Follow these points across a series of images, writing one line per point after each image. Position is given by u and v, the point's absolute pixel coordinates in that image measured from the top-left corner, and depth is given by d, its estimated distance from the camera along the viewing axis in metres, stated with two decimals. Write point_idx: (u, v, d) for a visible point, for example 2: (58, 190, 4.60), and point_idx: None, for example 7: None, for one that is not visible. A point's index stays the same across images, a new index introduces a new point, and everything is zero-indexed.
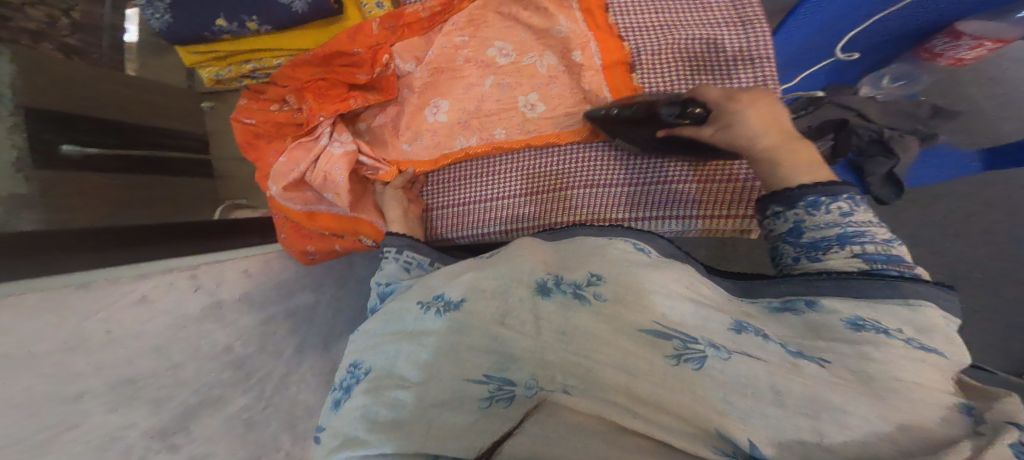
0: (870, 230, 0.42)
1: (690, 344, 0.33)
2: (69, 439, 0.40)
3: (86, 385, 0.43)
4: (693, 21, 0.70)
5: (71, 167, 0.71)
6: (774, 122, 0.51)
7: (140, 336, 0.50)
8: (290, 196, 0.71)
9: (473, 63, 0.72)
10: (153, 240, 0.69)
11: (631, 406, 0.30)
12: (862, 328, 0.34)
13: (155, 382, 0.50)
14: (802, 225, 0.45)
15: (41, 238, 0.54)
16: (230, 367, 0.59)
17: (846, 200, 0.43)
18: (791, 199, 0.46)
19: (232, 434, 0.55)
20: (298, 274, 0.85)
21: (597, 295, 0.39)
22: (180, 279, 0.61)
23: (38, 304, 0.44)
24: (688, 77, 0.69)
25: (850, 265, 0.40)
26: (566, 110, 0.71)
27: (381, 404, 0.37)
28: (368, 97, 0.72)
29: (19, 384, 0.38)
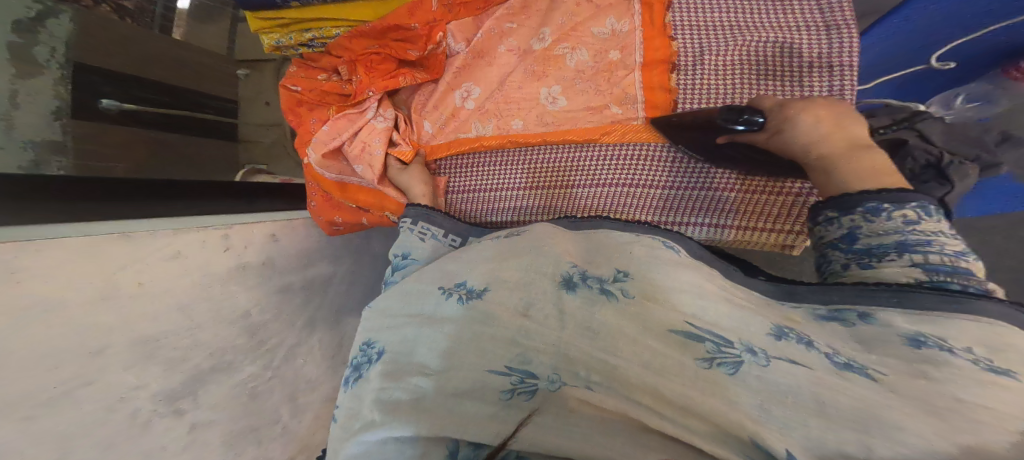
0: (942, 241, 0.36)
1: (723, 347, 0.31)
2: (82, 396, 0.40)
3: (110, 340, 0.43)
4: (765, 21, 0.60)
5: (113, 120, 0.77)
6: (841, 128, 0.46)
7: (169, 292, 0.50)
8: (327, 164, 0.71)
9: (515, 53, 0.66)
10: (191, 193, 0.70)
11: (659, 408, 0.28)
12: (920, 346, 0.29)
13: (174, 342, 0.50)
14: (858, 232, 0.40)
15: (69, 183, 0.56)
16: (244, 334, 0.59)
17: (915, 208, 0.38)
18: (848, 204, 0.41)
19: (236, 402, 0.55)
20: (319, 244, 0.85)
21: (624, 292, 0.39)
22: (212, 237, 0.60)
23: (82, 249, 0.44)
24: (740, 83, 0.61)
25: (904, 275, 0.35)
26: (588, 104, 0.65)
27: (401, 389, 0.36)
28: (416, 76, 0.69)
29: (45, 333, 0.38)
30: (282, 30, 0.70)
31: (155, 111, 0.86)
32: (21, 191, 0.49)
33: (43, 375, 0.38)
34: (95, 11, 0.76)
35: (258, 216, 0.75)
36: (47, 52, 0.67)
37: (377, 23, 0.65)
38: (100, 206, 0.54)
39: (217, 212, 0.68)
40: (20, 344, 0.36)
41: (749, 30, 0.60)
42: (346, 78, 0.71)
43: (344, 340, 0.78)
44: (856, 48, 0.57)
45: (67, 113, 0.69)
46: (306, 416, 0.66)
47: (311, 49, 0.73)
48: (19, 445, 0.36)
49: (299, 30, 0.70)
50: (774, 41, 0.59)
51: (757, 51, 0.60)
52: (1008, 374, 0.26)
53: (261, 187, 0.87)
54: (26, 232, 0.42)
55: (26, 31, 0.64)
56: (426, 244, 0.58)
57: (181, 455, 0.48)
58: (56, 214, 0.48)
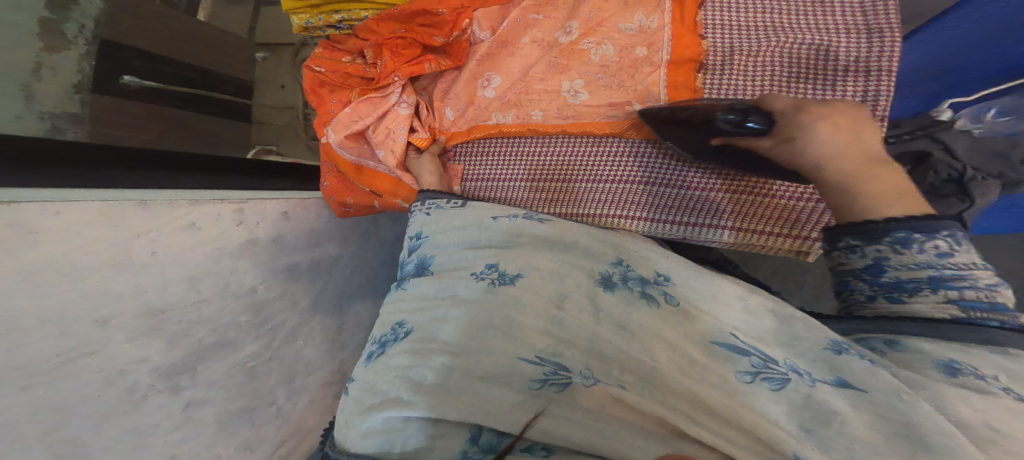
0: (975, 273, 0.32)
1: (770, 364, 0.29)
2: (83, 365, 0.39)
3: (116, 310, 0.42)
4: (809, 19, 0.55)
5: (136, 97, 0.78)
6: (857, 139, 0.42)
7: (179, 264, 0.49)
8: (347, 145, 0.71)
9: (540, 44, 0.65)
10: (214, 169, 0.70)
11: (696, 415, 0.28)
12: (954, 373, 0.27)
13: (178, 316, 0.49)
14: (887, 262, 0.35)
15: (102, 149, 0.56)
16: (248, 310, 0.59)
17: (946, 236, 0.33)
18: (875, 230, 0.36)
19: (234, 382, 0.54)
20: (329, 225, 0.84)
21: (666, 298, 0.37)
22: (226, 210, 0.60)
23: (100, 213, 0.43)
24: (772, 86, 0.56)
25: (938, 310, 0.32)
26: (611, 100, 0.63)
27: (430, 369, 0.37)
28: (441, 63, 0.69)
29: (53, 296, 0.37)
30: (314, 10, 0.71)
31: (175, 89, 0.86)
32: (61, 149, 0.51)
33: (48, 342, 0.37)
34: None
35: (271, 193, 0.74)
36: (76, 28, 0.70)
37: (404, 7, 0.66)
38: (119, 172, 0.54)
39: (233, 188, 0.67)
40: (29, 305, 0.35)
41: (788, 28, 0.56)
42: (370, 62, 0.71)
43: (344, 324, 0.78)
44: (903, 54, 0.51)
45: (87, 88, 0.70)
46: (302, 399, 0.65)
47: (338, 31, 0.75)
48: (14, 418, 0.34)
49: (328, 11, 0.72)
50: (817, 42, 0.54)
51: (795, 51, 0.55)
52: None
53: (280, 168, 0.86)
54: (46, 193, 0.41)
55: (60, 7, 0.67)
56: (434, 221, 0.56)
57: (174, 432, 0.47)
58: (78, 176, 0.48)
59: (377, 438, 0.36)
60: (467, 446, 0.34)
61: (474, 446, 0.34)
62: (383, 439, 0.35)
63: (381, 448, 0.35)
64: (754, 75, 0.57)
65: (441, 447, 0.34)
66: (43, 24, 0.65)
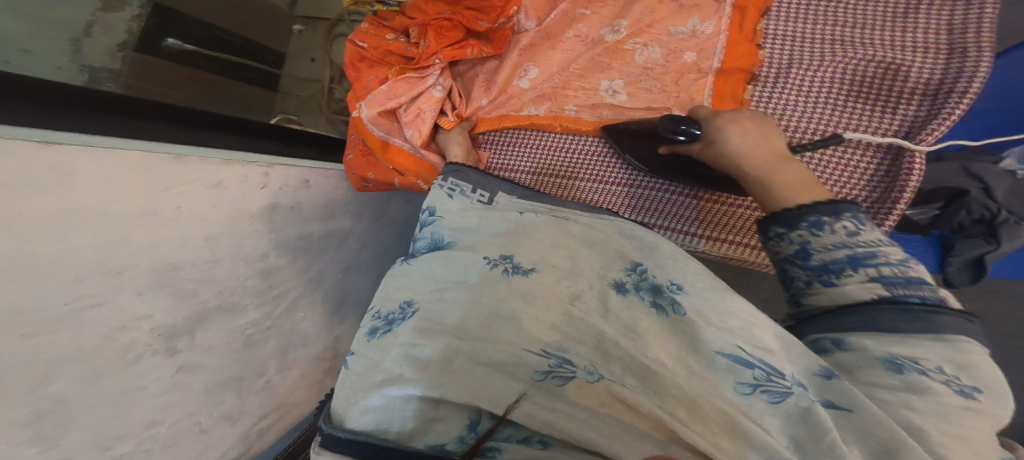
0: (884, 249, 0.33)
1: (773, 376, 0.27)
2: (88, 317, 0.37)
3: (131, 262, 0.40)
4: (873, 37, 0.53)
5: (176, 59, 0.78)
6: (770, 142, 0.45)
7: (199, 222, 0.48)
8: (378, 121, 0.70)
9: (584, 39, 0.65)
10: (247, 128, 0.69)
11: (688, 423, 0.27)
12: (900, 371, 0.28)
13: (192, 273, 0.47)
14: (810, 247, 0.35)
15: (147, 102, 0.56)
16: (257, 276, 0.58)
17: (852, 217, 0.35)
18: (792, 218, 0.37)
19: (231, 348, 0.54)
20: (346, 198, 0.83)
21: (676, 308, 0.35)
22: (252, 172, 0.58)
23: (138, 164, 0.42)
24: (826, 105, 0.55)
25: (868, 292, 0.32)
26: (650, 104, 0.61)
27: (429, 349, 0.36)
28: (483, 49, 0.67)
29: (74, 243, 0.35)
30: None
31: (214, 55, 0.88)
32: (118, 105, 0.50)
33: (59, 289, 0.34)
34: None
35: (296, 160, 0.73)
36: None
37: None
38: (159, 127, 0.52)
39: (260, 151, 0.66)
40: (51, 250, 0.33)
41: (849, 46, 0.54)
42: (413, 42, 0.70)
43: (342, 298, 0.78)
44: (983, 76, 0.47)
45: (132, 47, 0.70)
46: (291, 372, 0.66)
47: (388, 8, 0.74)
48: (9, 367, 0.32)
49: None
50: (875, 63, 0.53)
51: (858, 71, 0.54)
52: (975, 397, 0.26)
53: (308, 135, 0.84)
54: (92, 140, 0.40)
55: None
56: (454, 200, 0.56)
57: (160, 397, 0.45)
58: (118, 123, 0.46)
59: (374, 416, 0.34)
60: (465, 432, 0.33)
61: (471, 432, 0.33)
62: (380, 416, 0.34)
63: (377, 426, 0.34)
64: (806, 91, 0.55)
65: (437, 430, 0.33)
66: None
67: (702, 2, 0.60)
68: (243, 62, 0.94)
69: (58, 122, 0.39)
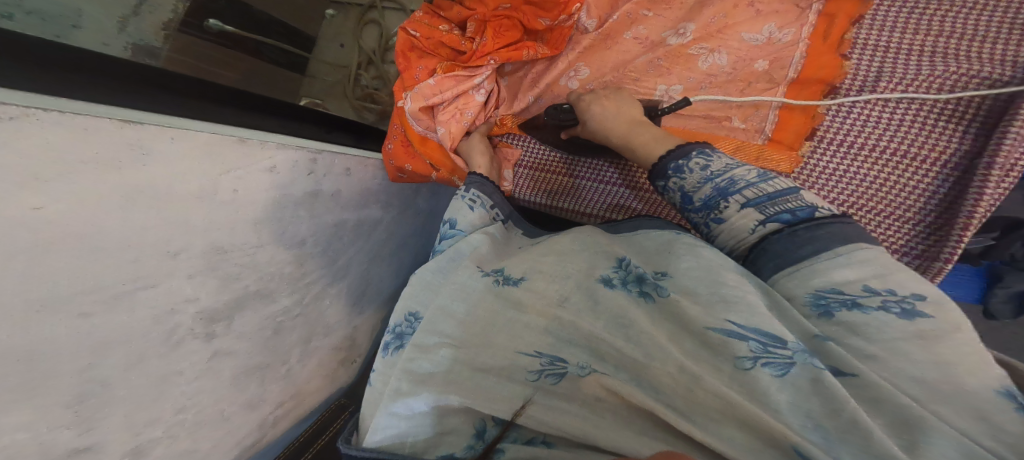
0: (737, 172, 0.40)
1: (772, 347, 0.27)
2: (142, 298, 0.36)
3: (186, 244, 0.39)
4: (968, 51, 0.51)
5: (215, 40, 0.77)
6: (623, 112, 0.56)
7: (249, 207, 0.47)
8: (420, 117, 0.68)
9: (642, 42, 0.63)
10: (286, 111, 0.68)
11: (689, 412, 0.28)
12: (830, 313, 0.29)
13: (236, 257, 0.46)
14: (687, 191, 0.42)
15: (193, 81, 0.54)
16: (293, 263, 0.57)
17: (699, 158, 0.43)
18: (663, 171, 0.46)
19: (262, 334, 0.53)
20: (380, 188, 0.81)
21: (661, 291, 0.35)
22: (302, 158, 0.57)
23: (207, 145, 0.41)
24: (910, 121, 0.53)
25: (746, 218, 0.37)
26: (709, 113, 0.61)
27: (431, 362, 0.35)
28: (538, 50, 0.65)
29: (138, 222, 0.34)
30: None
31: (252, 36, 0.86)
32: (163, 80, 0.48)
33: (119, 270, 0.33)
34: None
35: (337, 147, 0.72)
36: None
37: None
38: (207, 107, 0.51)
39: (304, 136, 0.65)
40: (118, 229, 0.32)
41: (940, 61, 0.52)
42: (468, 36, 0.67)
43: (365, 289, 0.77)
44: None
45: (178, 27, 0.68)
46: (311, 360, 0.65)
47: None
48: (61, 348, 0.31)
49: None
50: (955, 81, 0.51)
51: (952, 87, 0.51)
52: (922, 312, 0.26)
53: (344, 122, 0.83)
54: (158, 119, 0.38)
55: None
56: (475, 213, 0.54)
57: (193, 383, 0.44)
58: (170, 104, 0.45)
59: (385, 434, 0.33)
60: (473, 440, 0.33)
61: (479, 440, 0.33)
62: (392, 433, 0.33)
63: (390, 442, 0.33)
64: (884, 106, 0.54)
65: (448, 442, 0.34)
66: None
67: (781, 9, 0.58)
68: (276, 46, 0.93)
69: (115, 99, 0.38)
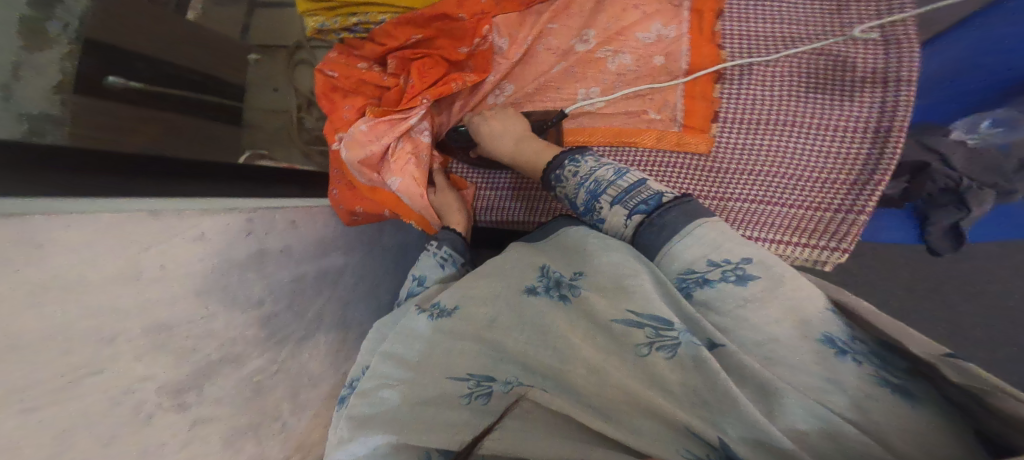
0: (599, 174, 0.49)
1: (663, 331, 0.32)
2: (90, 385, 0.37)
3: (123, 327, 0.40)
4: (811, 35, 0.65)
5: (122, 101, 0.72)
6: (510, 128, 0.64)
7: (187, 277, 0.47)
8: (361, 170, 0.68)
9: (554, 52, 0.69)
10: (200, 177, 0.67)
11: (606, 411, 0.32)
12: (688, 293, 0.36)
13: (186, 330, 0.47)
14: (573, 199, 0.51)
15: (91, 161, 0.53)
16: (256, 324, 0.58)
17: (572, 169, 0.52)
18: (552, 184, 0.55)
19: (241, 396, 0.54)
20: (335, 234, 0.83)
21: (574, 290, 0.39)
22: (239, 219, 0.58)
23: (109, 228, 0.40)
24: (789, 94, 0.64)
25: (616, 215, 0.45)
26: (625, 108, 0.68)
27: (370, 403, 0.38)
28: (466, 79, 0.67)
29: (61, 313, 0.35)
30: (329, 13, 0.72)
31: (172, 93, 0.84)
32: (60, 169, 0.47)
33: (55, 364, 0.34)
34: None
35: (277, 200, 0.73)
36: (60, 26, 0.64)
37: (424, 11, 0.65)
38: (120, 186, 0.51)
39: (236, 195, 0.65)
40: (41, 323, 0.33)
41: (795, 43, 0.65)
42: (389, 72, 0.70)
43: (347, 336, 0.79)
44: (920, 63, 0.59)
45: (71, 89, 0.64)
46: (305, 412, 0.67)
47: (353, 34, 0.73)
48: (19, 446, 0.32)
49: (347, 15, 0.71)
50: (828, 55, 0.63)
51: (812, 64, 0.64)
52: (750, 276, 0.33)
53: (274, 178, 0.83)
54: (54, 203, 0.38)
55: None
56: (445, 273, 0.55)
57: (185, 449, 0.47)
58: (70, 186, 0.44)
59: None
60: None
61: None
62: None
63: None
64: (767, 84, 0.65)
65: None
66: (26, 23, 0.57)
67: (661, 9, 0.67)
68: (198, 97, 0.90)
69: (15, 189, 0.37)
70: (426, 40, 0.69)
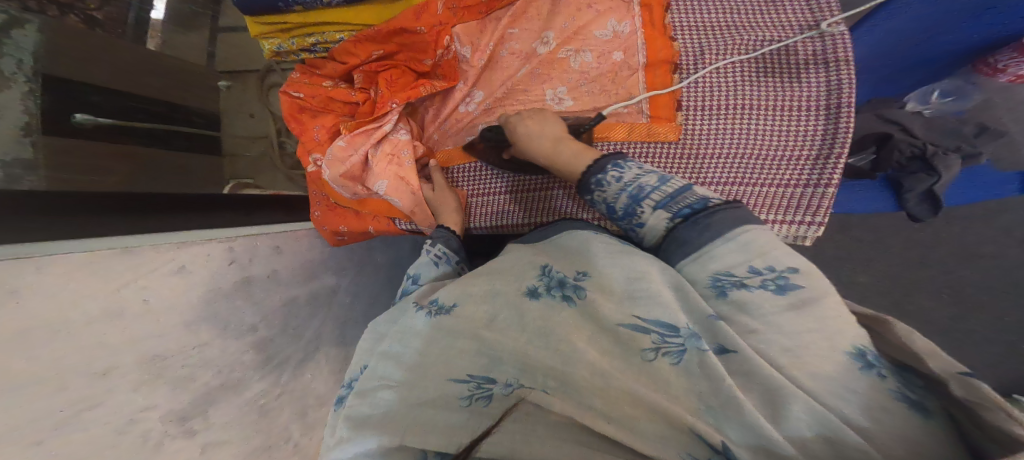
0: (643, 180, 0.45)
1: (667, 337, 0.32)
2: (90, 418, 0.39)
3: (116, 361, 0.41)
4: (754, 22, 0.69)
5: (90, 137, 0.72)
6: (546, 130, 0.59)
7: (175, 309, 0.49)
8: (343, 185, 0.68)
9: (518, 56, 0.71)
10: (175, 209, 0.68)
11: (608, 411, 0.30)
12: (722, 292, 0.35)
13: (181, 359, 0.48)
14: (608, 202, 0.48)
15: (69, 203, 0.54)
16: (252, 350, 0.59)
17: (613, 171, 0.48)
18: (586, 186, 0.51)
19: (247, 419, 0.55)
20: (322, 255, 0.84)
21: (579, 293, 0.39)
22: (217, 251, 0.59)
23: (84, 265, 0.41)
24: (745, 78, 0.66)
25: (660, 219, 0.42)
26: (595, 104, 0.68)
27: (366, 405, 0.35)
28: (436, 84, 0.70)
29: (50, 352, 0.36)
30: (284, 35, 0.72)
31: (142, 125, 0.85)
32: (35, 215, 0.48)
33: (50, 400, 0.36)
34: (63, 21, 0.74)
35: (261, 228, 0.75)
36: (14, 63, 0.62)
37: (383, 26, 0.65)
38: (96, 226, 0.52)
39: (212, 227, 0.66)
40: (29, 364, 0.35)
41: (740, 31, 0.68)
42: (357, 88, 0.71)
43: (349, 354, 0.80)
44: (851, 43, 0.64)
45: (37, 129, 0.63)
46: (315, 431, 0.69)
47: (312, 54, 0.75)
48: None
49: (302, 36, 0.72)
50: (772, 39, 0.66)
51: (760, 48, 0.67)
52: (794, 285, 0.33)
53: (253, 204, 0.84)
54: (26, 249, 0.39)
55: None
56: (440, 270, 0.55)
57: None
58: (45, 231, 0.45)
59: None
60: None
61: None
62: None
63: None
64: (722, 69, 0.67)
65: None
66: None
67: (614, 6, 0.69)
68: (168, 129, 0.91)
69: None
70: (388, 55, 0.70)
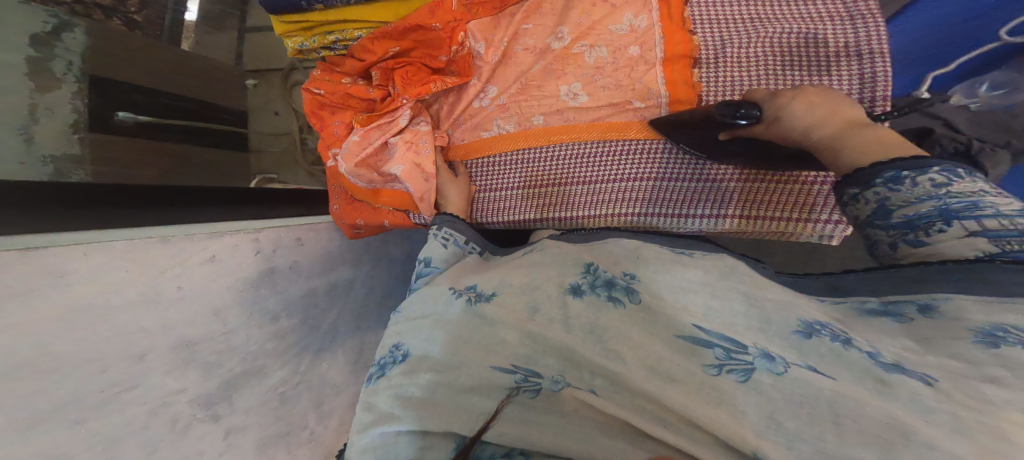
0: (988, 199, 0.31)
1: (735, 353, 0.28)
2: (127, 400, 0.41)
3: (152, 344, 0.44)
4: (781, 13, 0.65)
5: (131, 133, 0.76)
6: (837, 111, 0.47)
7: (205, 297, 0.51)
8: (358, 173, 0.72)
9: (532, 51, 0.70)
10: (208, 201, 0.72)
11: (664, 416, 0.29)
12: (995, 344, 0.23)
13: (211, 345, 0.50)
14: (889, 203, 0.35)
15: (114, 195, 0.59)
16: (274, 339, 0.60)
17: (941, 172, 0.33)
18: (866, 176, 0.37)
19: (267, 407, 0.55)
20: (342, 248, 0.87)
21: (630, 296, 0.38)
22: (245, 240, 0.62)
23: (128, 251, 0.45)
24: (768, 75, 0.64)
25: (970, 247, 0.29)
26: (610, 101, 0.69)
27: (414, 386, 0.38)
28: (448, 80, 0.70)
29: (95, 335, 0.39)
30: (307, 33, 0.75)
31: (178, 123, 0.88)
32: (82, 204, 0.52)
33: (92, 381, 0.38)
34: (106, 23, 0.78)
35: (284, 220, 0.78)
36: (64, 64, 0.67)
37: (397, 24, 0.67)
38: (135, 214, 0.55)
39: (242, 218, 0.70)
40: (74, 346, 0.38)
41: (764, 23, 0.65)
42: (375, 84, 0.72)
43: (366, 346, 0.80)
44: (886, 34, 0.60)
45: (85, 127, 0.68)
46: (331, 422, 0.66)
47: (333, 52, 0.77)
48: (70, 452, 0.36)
49: (323, 33, 0.74)
50: (799, 32, 0.63)
51: (786, 41, 0.63)
52: None
53: (278, 198, 0.88)
54: (73, 237, 0.42)
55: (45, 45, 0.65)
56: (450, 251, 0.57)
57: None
58: (91, 219, 0.49)
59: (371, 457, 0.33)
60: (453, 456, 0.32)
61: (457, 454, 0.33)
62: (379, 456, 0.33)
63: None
64: (745, 65, 0.65)
65: None
66: (31, 64, 0.62)
67: None
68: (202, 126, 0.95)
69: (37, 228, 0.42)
70: (404, 51, 0.71)
